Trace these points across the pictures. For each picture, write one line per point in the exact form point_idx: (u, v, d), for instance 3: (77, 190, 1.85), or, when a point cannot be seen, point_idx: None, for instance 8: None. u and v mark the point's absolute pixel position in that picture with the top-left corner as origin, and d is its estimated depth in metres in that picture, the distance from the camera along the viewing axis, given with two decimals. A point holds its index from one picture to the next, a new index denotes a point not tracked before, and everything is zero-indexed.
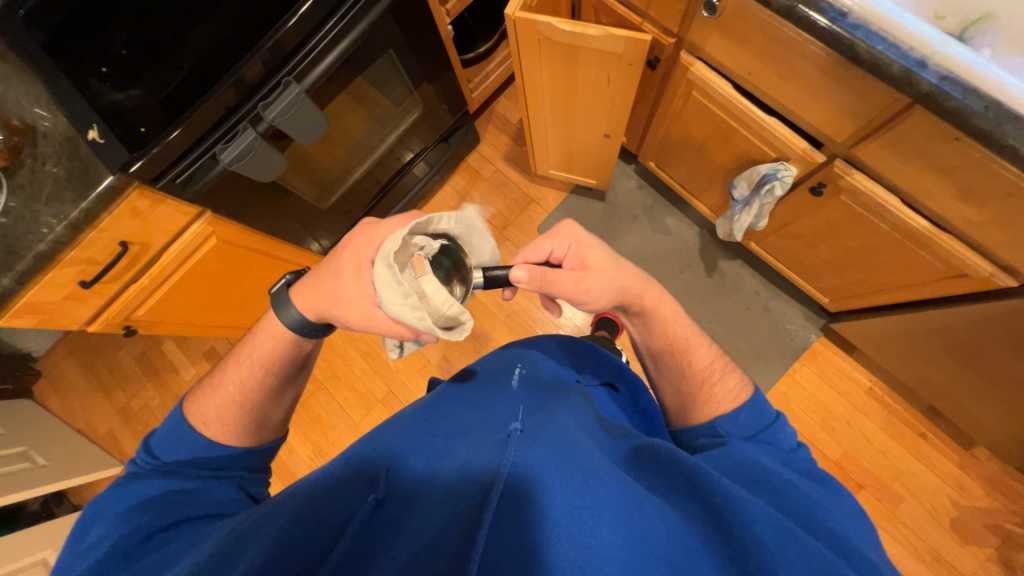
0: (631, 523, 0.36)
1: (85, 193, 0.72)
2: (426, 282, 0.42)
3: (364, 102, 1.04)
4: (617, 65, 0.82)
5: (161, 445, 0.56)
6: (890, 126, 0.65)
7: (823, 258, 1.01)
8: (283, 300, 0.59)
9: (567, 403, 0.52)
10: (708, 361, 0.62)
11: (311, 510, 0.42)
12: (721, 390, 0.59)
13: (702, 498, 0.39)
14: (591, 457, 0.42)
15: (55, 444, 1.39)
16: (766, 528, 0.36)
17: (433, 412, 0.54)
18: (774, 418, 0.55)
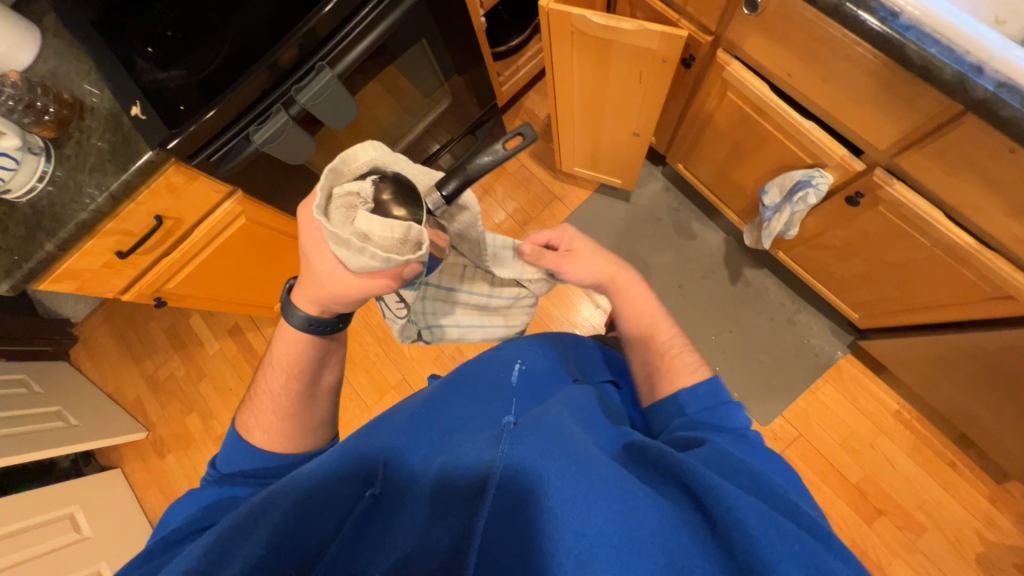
0: (624, 511, 0.35)
1: (126, 167, 0.75)
2: (361, 223, 0.43)
3: (394, 92, 1.06)
4: (650, 61, 0.81)
5: (224, 461, 0.58)
6: (938, 134, 0.61)
7: (856, 272, 0.97)
8: (288, 305, 0.58)
9: (567, 398, 0.52)
10: (670, 339, 0.64)
11: (311, 498, 0.42)
12: (680, 364, 0.60)
13: (692, 492, 0.37)
14: (584, 446, 0.41)
15: (85, 407, 1.46)
16: (752, 517, 0.33)
17: (434, 402, 0.54)
18: (730, 400, 0.53)
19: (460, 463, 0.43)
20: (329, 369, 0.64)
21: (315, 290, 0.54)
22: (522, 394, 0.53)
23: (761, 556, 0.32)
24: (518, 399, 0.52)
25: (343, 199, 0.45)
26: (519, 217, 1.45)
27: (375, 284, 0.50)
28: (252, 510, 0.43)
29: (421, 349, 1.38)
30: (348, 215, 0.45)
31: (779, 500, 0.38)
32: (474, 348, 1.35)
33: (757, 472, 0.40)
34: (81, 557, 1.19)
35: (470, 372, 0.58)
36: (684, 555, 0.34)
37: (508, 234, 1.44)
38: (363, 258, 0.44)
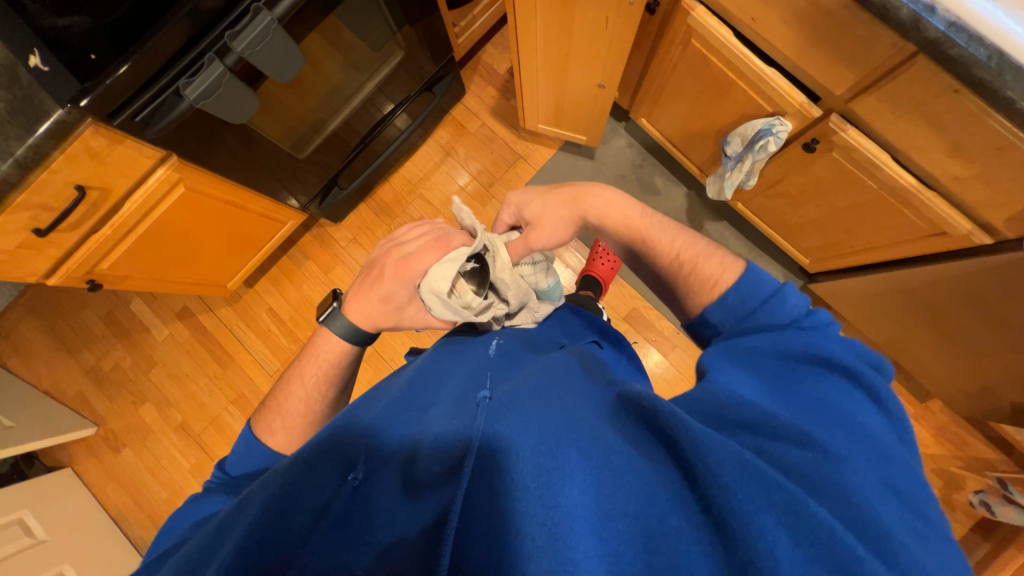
0: (602, 480, 0.33)
1: (31, 128, 0.65)
2: (467, 297, 0.56)
3: (339, 46, 0.97)
4: (617, 5, 0.77)
5: (233, 464, 0.58)
6: (891, 77, 0.64)
7: (808, 218, 1.03)
8: (335, 313, 0.63)
9: (549, 366, 0.50)
10: (690, 251, 0.57)
11: (289, 485, 0.37)
12: (709, 266, 0.55)
13: (668, 443, 0.35)
14: (564, 419, 0.38)
15: (18, 407, 1.33)
16: (732, 473, 0.31)
17: (415, 384, 0.51)
18: (776, 288, 0.49)
19: (436, 447, 0.39)
20: (352, 383, 0.67)
21: (384, 317, 0.62)
22: (496, 364, 0.51)
23: (737, 513, 0.30)
24: (494, 371, 0.50)
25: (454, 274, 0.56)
26: (484, 178, 1.43)
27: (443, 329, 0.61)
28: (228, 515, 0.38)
29: None
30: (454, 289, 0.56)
31: (768, 453, 0.35)
32: None
33: (751, 416, 0.38)
34: (42, 560, 1.13)
35: (451, 351, 0.58)
36: (662, 519, 0.32)
37: (473, 197, 1.42)
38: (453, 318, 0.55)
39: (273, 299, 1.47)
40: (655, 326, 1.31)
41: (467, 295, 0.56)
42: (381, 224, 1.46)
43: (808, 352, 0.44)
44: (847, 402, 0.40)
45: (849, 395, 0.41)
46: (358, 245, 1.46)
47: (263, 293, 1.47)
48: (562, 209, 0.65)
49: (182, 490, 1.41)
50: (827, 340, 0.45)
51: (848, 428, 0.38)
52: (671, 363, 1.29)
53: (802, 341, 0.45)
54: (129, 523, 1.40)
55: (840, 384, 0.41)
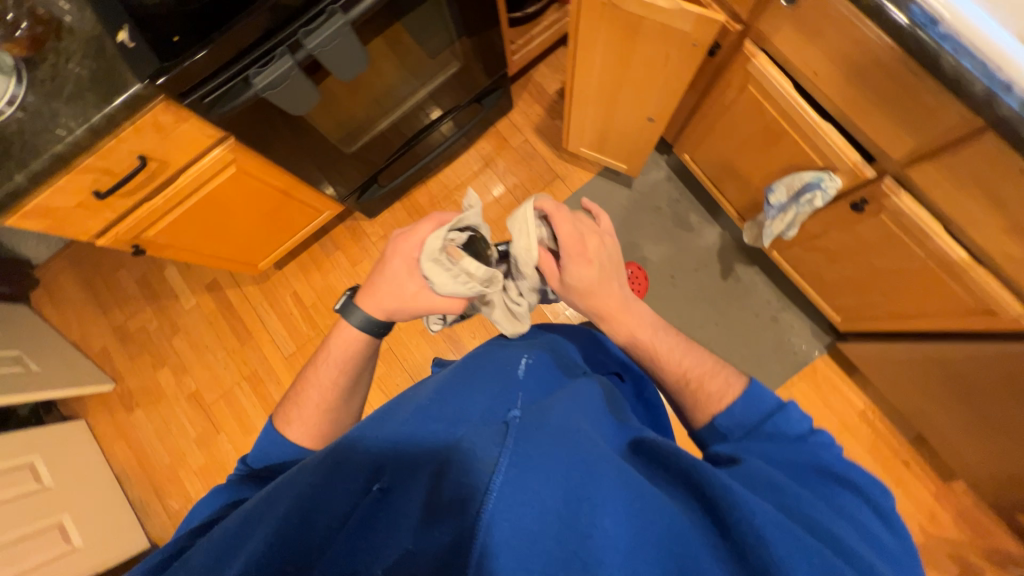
0: (634, 515, 0.34)
1: (110, 98, 0.69)
2: (467, 263, 0.58)
3: (398, 50, 1.00)
4: (679, 44, 0.78)
5: (255, 458, 0.59)
6: (954, 149, 0.62)
7: (845, 276, 1.00)
8: (349, 306, 0.63)
9: (576, 391, 0.51)
10: (692, 364, 0.57)
11: (312, 494, 0.39)
12: (713, 382, 0.54)
13: (700, 494, 0.37)
14: (593, 449, 0.38)
15: (47, 354, 1.39)
16: (768, 525, 0.33)
17: (438, 391, 0.51)
18: (775, 407, 0.50)
19: (460, 453, 0.38)
20: (368, 376, 0.67)
21: (390, 301, 0.61)
22: (524, 385, 0.52)
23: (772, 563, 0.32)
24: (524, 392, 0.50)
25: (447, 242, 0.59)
26: (519, 193, 1.44)
27: (449, 304, 0.61)
28: (258, 512, 0.40)
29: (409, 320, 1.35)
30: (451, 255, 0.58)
31: (799, 515, 0.37)
32: (464, 324, 1.34)
33: (776, 484, 0.39)
34: (42, 509, 1.16)
35: (474, 363, 0.58)
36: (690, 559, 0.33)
37: (506, 210, 1.44)
38: (457, 284, 0.57)
39: (299, 283, 1.50)
40: None
41: (468, 262, 0.58)
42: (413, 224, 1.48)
43: (822, 456, 0.44)
44: (865, 489, 0.41)
45: (857, 502, 0.40)
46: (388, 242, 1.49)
47: (290, 276, 1.51)
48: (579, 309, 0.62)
49: (184, 457, 1.44)
50: (832, 449, 0.45)
51: (870, 539, 0.37)
52: None
53: (804, 452, 0.44)
54: (130, 482, 1.44)
55: (848, 493, 0.40)
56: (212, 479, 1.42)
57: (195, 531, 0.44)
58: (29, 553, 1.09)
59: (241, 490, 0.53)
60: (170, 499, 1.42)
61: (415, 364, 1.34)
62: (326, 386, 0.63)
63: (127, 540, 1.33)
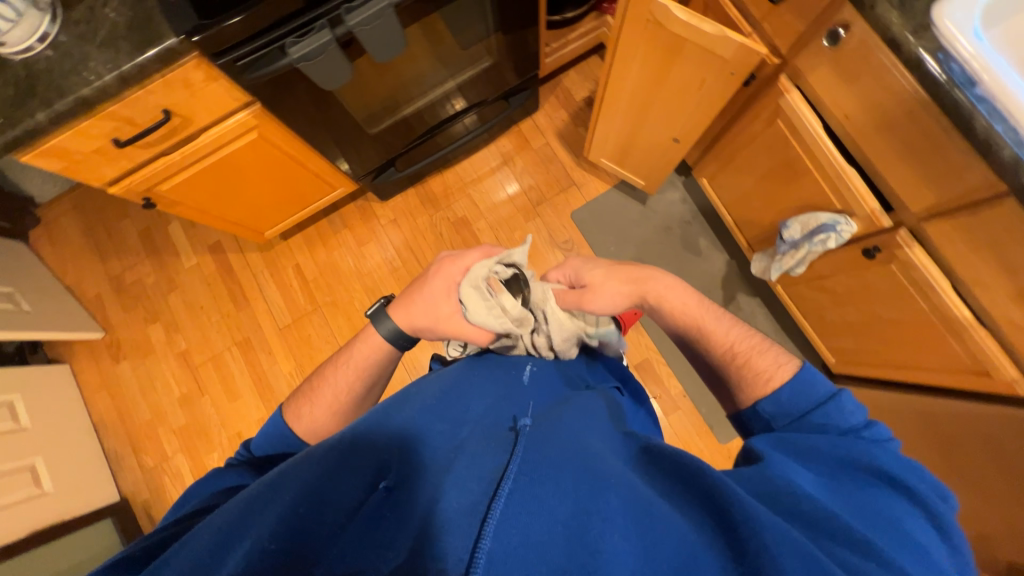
0: (642, 532, 0.35)
1: (143, 49, 0.68)
2: (505, 299, 0.61)
3: (433, 38, 0.99)
4: (717, 70, 0.79)
5: (259, 444, 0.59)
6: (974, 210, 0.63)
7: (846, 320, 1.01)
8: (381, 315, 0.64)
9: (581, 405, 0.53)
10: (736, 342, 0.59)
11: (319, 486, 0.40)
12: (762, 359, 0.55)
13: (716, 511, 0.37)
14: (602, 463, 0.41)
15: (39, 295, 1.38)
16: (790, 560, 0.33)
17: (448, 395, 0.53)
18: (828, 394, 0.49)
19: (473, 460, 0.41)
20: (382, 384, 0.67)
21: (421, 319, 0.63)
22: (530, 394, 0.55)
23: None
24: (533, 400, 0.54)
25: (490, 275, 0.62)
26: (534, 196, 1.44)
27: (478, 334, 0.62)
28: (256, 500, 0.40)
29: None
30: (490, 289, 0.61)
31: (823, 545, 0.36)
32: None
33: (809, 507, 0.39)
34: (16, 449, 1.15)
35: (483, 369, 0.60)
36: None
37: (519, 211, 1.44)
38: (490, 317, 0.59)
39: (302, 256, 1.50)
40: (662, 383, 1.30)
41: (506, 297, 0.61)
42: (424, 212, 1.48)
43: (880, 457, 0.43)
44: (907, 511, 0.40)
45: (903, 505, 0.40)
46: (396, 227, 1.49)
47: (295, 248, 1.50)
48: (616, 287, 0.65)
49: (165, 416, 1.43)
50: (889, 450, 0.44)
51: (905, 554, 0.37)
52: (669, 424, 1.27)
53: (858, 450, 0.44)
54: (107, 433, 1.42)
55: (898, 499, 0.40)
56: (189, 441, 1.41)
57: (184, 519, 0.45)
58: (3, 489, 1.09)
59: (239, 476, 0.53)
60: (145, 455, 1.41)
61: (408, 352, 1.33)
62: (342, 388, 0.62)
63: (97, 492, 1.31)
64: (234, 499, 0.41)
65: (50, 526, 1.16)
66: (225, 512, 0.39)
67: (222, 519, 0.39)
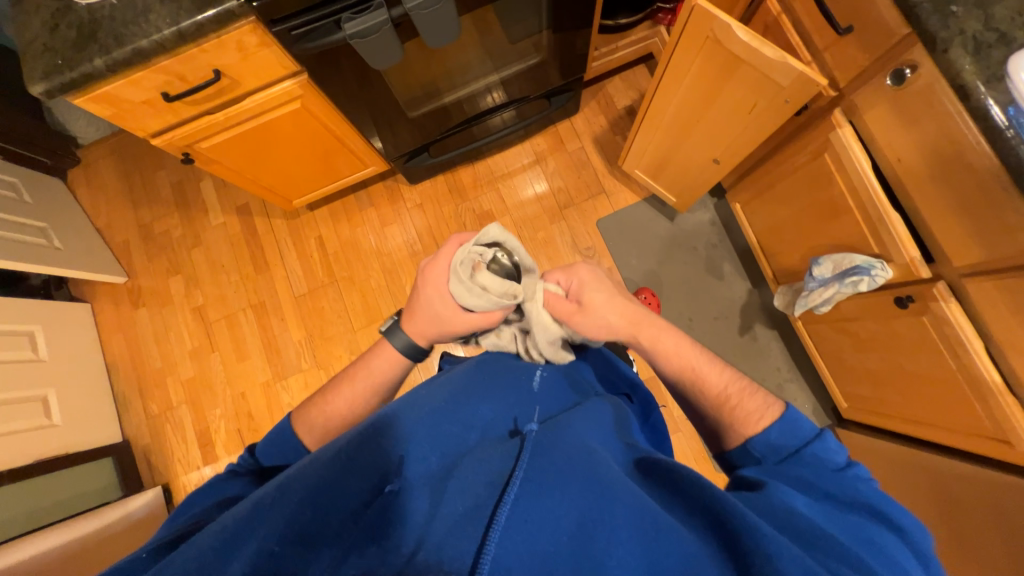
0: (647, 542, 0.35)
1: (202, 7, 0.69)
2: (484, 279, 0.55)
3: (485, 29, 0.99)
4: (771, 95, 0.77)
5: (265, 451, 0.59)
6: (1022, 273, 0.61)
7: (866, 366, 0.99)
8: (393, 327, 0.65)
9: (587, 410, 0.53)
10: (725, 384, 0.57)
11: (325, 489, 0.40)
12: (752, 402, 0.54)
13: (716, 523, 0.37)
14: (606, 469, 0.41)
15: (70, 233, 1.41)
16: (790, 569, 0.33)
17: (455, 396, 0.53)
18: (814, 435, 0.49)
19: (479, 464, 0.42)
20: (391, 397, 0.68)
21: (429, 324, 0.62)
22: (538, 401, 0.55)
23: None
24: (538, 407, 0.54)
25: (471, 258, 0.56)
26: (561, 198, 1.43)
27: (479, 318, 0.59)
28: (263, 503, 0.40)
29: None
30: (471, 270, 0.56)
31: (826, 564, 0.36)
32: None
33: (803, 524, 0.39)
34: (29, 379, 1.20)
35: (490, 371, 0.59)
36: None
37: (544, 211, 1.43)
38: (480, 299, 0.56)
39: (326, 229, 1.51)
40: (667, 403, 1.28)
41: (485, 276, 0.55)
42: (450, 201, 1.48)
43: (862, 492, 0.42)
44: (896, 545, 0.39)
45: (892, 539, 0.39)
46: (421, 212, 1.49)
47: (320, 220, 1.52)
48: (608, 312, 0.62)
49: (175, 366, 1.46)
50: (871, 484, 0.44)
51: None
52: None
53: (842, 486, 0.43)
54: (117, 375, 1.46)
55: (882, 532, 0.40)
56: (194, 394, 1.44)
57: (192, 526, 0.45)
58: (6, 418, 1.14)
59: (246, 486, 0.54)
60: (151, 402, 1.44)
61: None
62: (356, 401, 0.64)
63: (101, 431, 1.35)
64: (243, 503, 0.42)
65: (51, 458, 1.20)
66: (237, 511, 0.40)
67: (234, 517, 0.39)
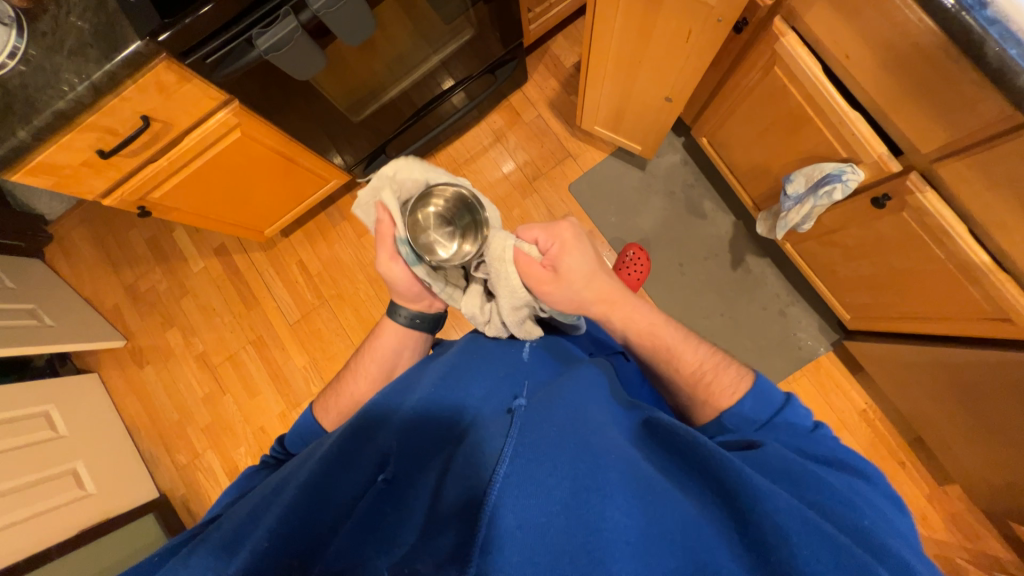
0: (645, 508, 0.36)
1: (110, 55, 0.67)
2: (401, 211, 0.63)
3: (412, 13, 0.95)
4: (702, 19, 0.74)
5: (291, 441, 0.69)
6: (989, 145, 0.58)
7: (860, 274, 0.97)
8: (394, 306, 0.72)
9: (581, 375, 0.53)
10: (696, 364, 0.59)
11: (322, 487, 0.44)
12: (724, 377, 0.56)
13: (716, 484, 0.39)
14: (604, 438, 0.42)
15: (60, 309, 1.43)
16: (792, 521, 0.34)
17: (447, 381, 0.54)
18: (782, 403, 0.53)
19: (472, 447, 0.43)
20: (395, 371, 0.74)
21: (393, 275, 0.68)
22: (531, 373, 0.55)
23: (794, 562, 0.33)
24: (530, 378, 0.54)
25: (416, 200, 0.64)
26: (529, 171, 1.41)
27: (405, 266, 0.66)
28: (268, 506, 0.44)
29: None
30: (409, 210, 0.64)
31: (827, 508, 0.38)
32: None
33: (797, 468, 0.41)
34: (56, 456, 1.22)
35: (481, 353, 0.60)
36: (707, 550, 0.35)
37: (515, 187, 1.41)
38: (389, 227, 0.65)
39: (305, 252, 1.51)
40: None
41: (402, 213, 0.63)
42: None
43: (836, 450, 0.46)
44: (882, 493, 0.42)
45: (881, 488, 0.43)
46: None
47: (296, 244, 1.51)
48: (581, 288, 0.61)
49: (192, 415, 1.49)
50: (839, 441, 0.48)
51: (897, 526, 0.39)
52: None
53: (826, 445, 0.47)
54: (140, 435, 1.49)
55: (872, 482, 0.43)
56: (216, 437, 1.47)
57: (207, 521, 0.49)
58: (44, 495, 1.16)
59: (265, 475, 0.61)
60: (178, 453, 1.48)
61: None
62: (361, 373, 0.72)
63: (137, 489, 1.39)
64: (253, 504, 0.46)
65: (94, 525, 1.24)
66: (249, 515, 0.44)
67: (240, 523, 0.44)
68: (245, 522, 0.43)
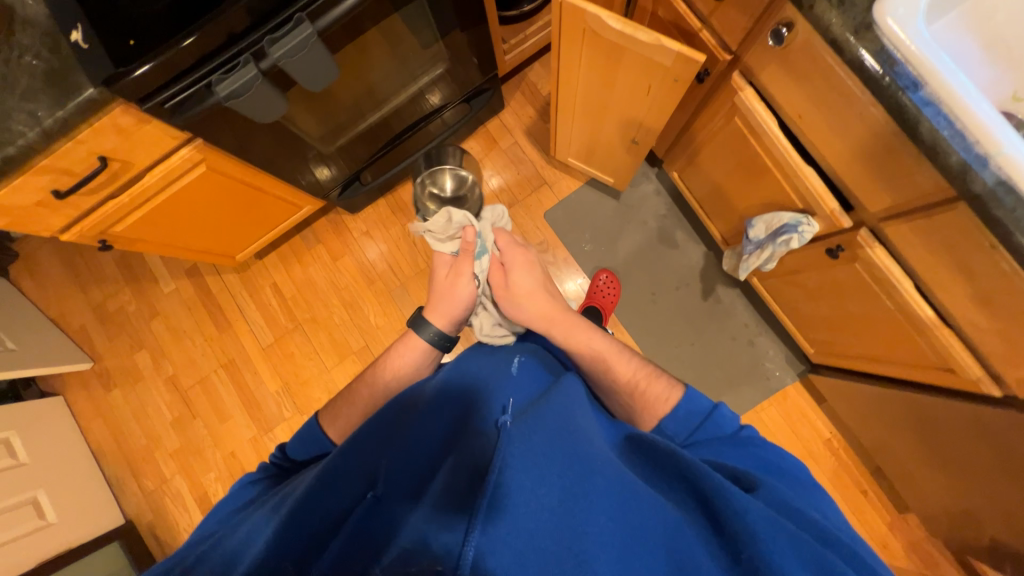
0: (625, 511, 0.39)
1: (64, 102, 0.66)
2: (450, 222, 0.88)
3: (389, 40, 0.93)
4: (661, 76, 0.75)
5: (295, 448, 0.68)
6: (927, 215, 0.61)
7: (820, 313, 0.99)
8: (421, 323, 0.77)
9: (565, 389, 0.57)
10: (631, 373, 0.67)
11: (315, 502, 0.45)
12: (657, 386, 0.64)
13: (693, 489, 0.42)
14: (589, 446, 0.45)
15: (23, 331, 1.39)
16: (758, 519, 0.38)
17: (437, 400, 0.57)
18: (711, 408, 0.59)
19: (464, 461, 0.46)
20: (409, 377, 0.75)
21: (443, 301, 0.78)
22: (518, 386, 0.59)
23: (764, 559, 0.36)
24: (518, 391, 0.58)
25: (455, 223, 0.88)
26: (505, 197, 1.41)
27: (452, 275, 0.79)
28: (263, 526, 0.46)
29: (388, 319, 1.45)
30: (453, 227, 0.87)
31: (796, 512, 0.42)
32: None
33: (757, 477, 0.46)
34: (17, 484, 1.19)
35: (470, 370, 0.63)
36: (685, 550, 0.38)
37: None
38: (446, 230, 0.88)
39: (279, 274, 1.49)
40: None
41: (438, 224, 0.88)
42: (396, 222, 1.48)
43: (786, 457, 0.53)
44: (822, 497, 0.49)
45: (822, 494, 0.50)
46: (370, 238, 1.48)
47: (270, 266, 1.50)
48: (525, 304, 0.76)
49: (160, 440, 1.46)
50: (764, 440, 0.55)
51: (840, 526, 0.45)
52: None
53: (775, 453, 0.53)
54: (106, 460, 1.46)
55: (817, 490, 0.50)
56: (185, 463, 1.44)
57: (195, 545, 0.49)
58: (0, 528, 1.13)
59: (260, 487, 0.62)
60: (145, 479, 1.45)
61: None
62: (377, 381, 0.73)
63: (100, 517, 1.35)
64: (249, 527, 0.47)
65: (54, 556, 1.20)
66: (242, 538, 0.46)
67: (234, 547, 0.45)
68: (243, 542, 0.45)
